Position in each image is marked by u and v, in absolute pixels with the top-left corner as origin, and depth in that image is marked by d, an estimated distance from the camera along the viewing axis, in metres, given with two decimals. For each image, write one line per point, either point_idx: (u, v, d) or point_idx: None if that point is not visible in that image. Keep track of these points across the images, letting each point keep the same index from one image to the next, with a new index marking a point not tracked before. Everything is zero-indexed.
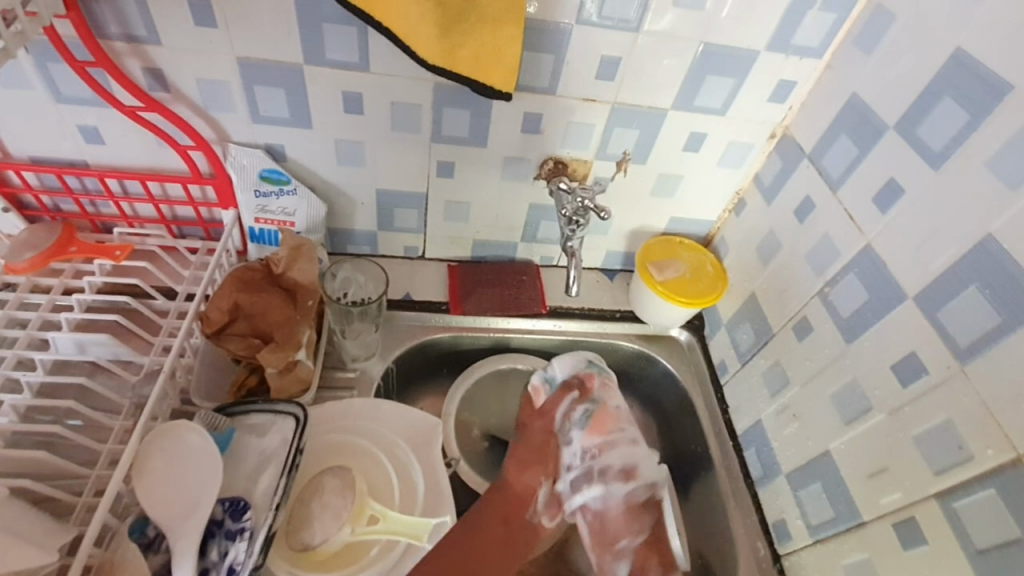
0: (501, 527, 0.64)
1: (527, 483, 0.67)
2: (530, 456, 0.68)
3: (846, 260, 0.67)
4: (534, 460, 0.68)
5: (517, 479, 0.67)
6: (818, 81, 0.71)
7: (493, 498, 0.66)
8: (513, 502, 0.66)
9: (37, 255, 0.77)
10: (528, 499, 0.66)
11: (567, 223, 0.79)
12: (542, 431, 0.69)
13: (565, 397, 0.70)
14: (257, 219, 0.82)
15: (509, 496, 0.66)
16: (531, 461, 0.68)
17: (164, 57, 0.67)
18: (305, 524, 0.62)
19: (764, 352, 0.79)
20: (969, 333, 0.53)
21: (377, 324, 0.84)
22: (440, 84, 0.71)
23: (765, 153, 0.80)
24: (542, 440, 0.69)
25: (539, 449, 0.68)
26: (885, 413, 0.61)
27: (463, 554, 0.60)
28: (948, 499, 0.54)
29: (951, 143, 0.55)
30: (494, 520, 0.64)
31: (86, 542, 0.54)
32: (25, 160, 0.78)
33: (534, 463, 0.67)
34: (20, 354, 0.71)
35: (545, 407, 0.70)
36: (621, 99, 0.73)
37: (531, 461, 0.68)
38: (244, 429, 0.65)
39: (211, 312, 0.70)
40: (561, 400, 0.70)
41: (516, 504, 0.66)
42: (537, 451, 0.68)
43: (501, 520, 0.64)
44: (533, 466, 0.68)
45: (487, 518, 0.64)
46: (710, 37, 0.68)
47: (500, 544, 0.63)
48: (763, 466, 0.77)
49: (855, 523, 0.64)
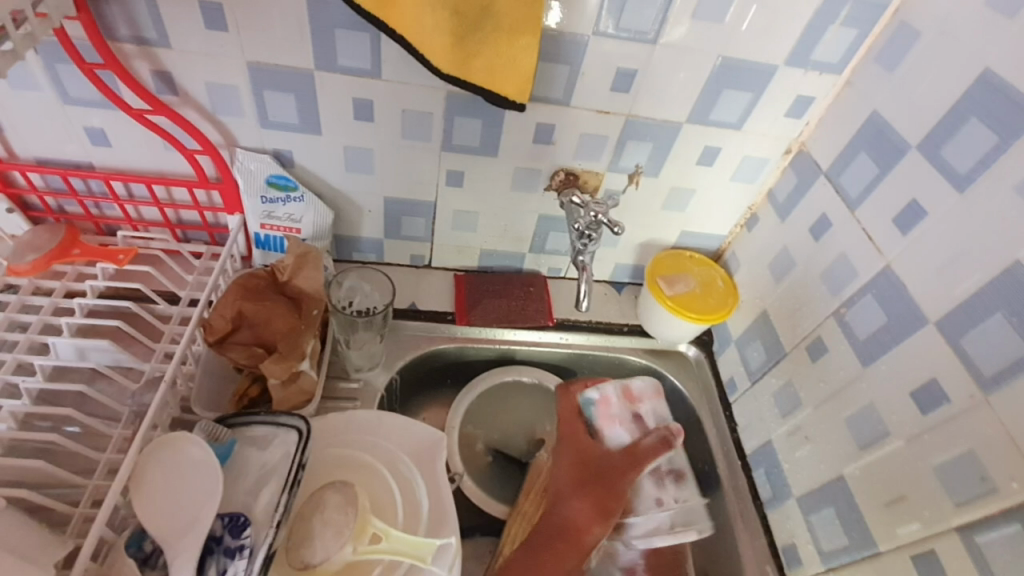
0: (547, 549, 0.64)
1: (590, 528, 0.66)
2: (598, 497, 0.67)
3: (863, 281, 0.65)
4: (603, 505, 0.67)
5: (577, 523, 0.65)
6: (836, 98, 0.70)
7: (556, 541, 0.64)
8: (575, 546, 0.65)
9: (39, 258, 0.76)
10: (585, 544, 0.65)
11: (579, 237, 0.78)
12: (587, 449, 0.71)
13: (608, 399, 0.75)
14: (263, 225, 0.81)
15: (570, 540, 0.65)
16: (593, 507, 0.66)
17: (174, 60, 0.66)
18: (306, 541, 0.60)
19: (776, 371, 0.78)
20: (995, 362, 0.51)
21: (381, 334, 0.82)
22: (452, 93, 0.70)
23: (779, 168, 0.79)
24: (616, 483, 0.68)
25: (607, 494, 0.67)
26: (904, 441, 0.59)
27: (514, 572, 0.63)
28: (969, 531, 0.53)
29: (978, 166, 0.54)
30: (551, 562, 0.63)
31: (82, 556, 0.52)
32: (29, 161, 0.77)
33: (598, 512, 0.66)
34: (20, 358, 0.70)
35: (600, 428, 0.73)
36: (635, 112, 0.72)
37: (601, 508, 0.67)
38: (245, 441, 0.64)
39: (214, 319, 0.69)
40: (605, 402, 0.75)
41: (576, 548, 0.65)
42: (603, 494, 0.67)
43: (557, 562, 0.63)
44: (605, 511, 0.67)
45: (544, 557, 0.63)
46: (728, 51, 0.66)
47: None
48: (774, 488, 0.76)
49: (870, 552, 0.62)
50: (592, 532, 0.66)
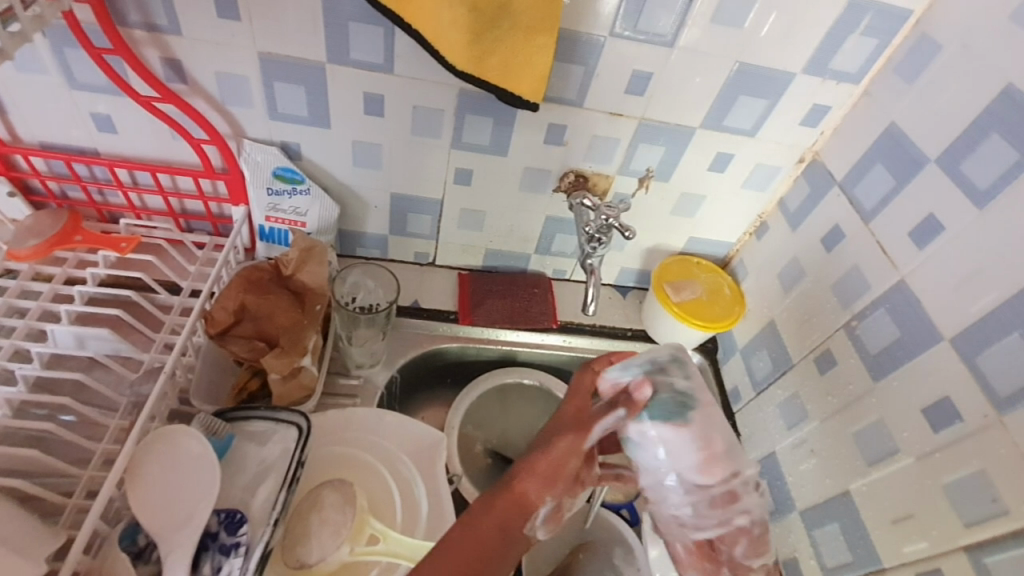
0: (496, 524, 0.51)
1: (532, 490, 0.53)
2: (551, 463, 0.53)
3: (876, 294, 0.64)
4: (552, 470, 0.53)
5: (523, 483, 0.53)
6: (853, 108, 0.69)
7: (500, 496, 0.52)
8: (517, 509, 0.52)
9: (41, 244, 0.75)
10: (526, 510, 0.52)
11: (588, 240, 0.77)
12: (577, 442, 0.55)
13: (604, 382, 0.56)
14: (267, 218, 0.80)
15: (515, 500, 0.52)
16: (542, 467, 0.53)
17: (184, 47, 0.65)
18: (302, 540, 0.59)
19: (782, 382, 0.77)
20: (1010, 381, 0.51)
21: (384, 332, 0.81)
22: (464, 91, 0.69)
23: (791, 177, 0.78)
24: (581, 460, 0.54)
25: (562, 465, 0.53)
26: (914, 458, 0.58)
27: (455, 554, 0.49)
28: (978, 552, 0.52)
29: (997, 183, 0.53)
30: (491, 522, 0.51)
31: (75, 550, 0.51)
32: (33, 145, 0.76)
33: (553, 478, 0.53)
34: (17, 345, 0.69)
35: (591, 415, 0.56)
36: (648, 115, 0.71)
37: (549, 472, 0.53)
38: (244, 436, 0.63)
39: (216, 311, 0.68)
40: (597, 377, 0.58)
41: (519, 511, 0.52)
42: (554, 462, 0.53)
43: (499, 525, 0.51)
44: (550, 478, 0.53)
45: (486, 519, 0.51)
46: (746, 57, 0.66)
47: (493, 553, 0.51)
48: (777, 500, 0.75)
49: (874, 569, 0.61)
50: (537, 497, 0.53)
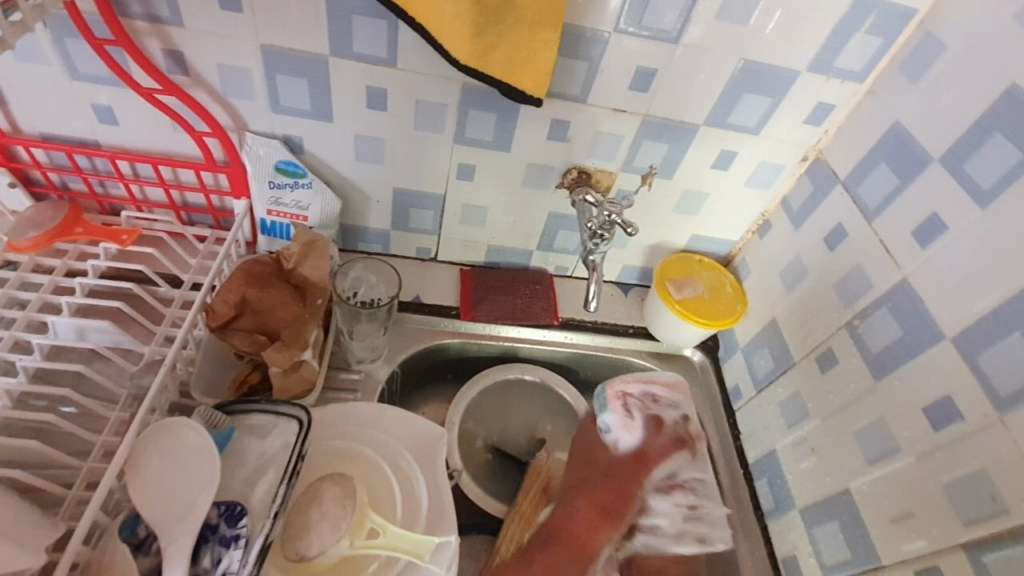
0: (555, 552, 0.66)
1: (599, 537, 0.68)
2: (607, 501, 0.70)
3: (878, 293, 0.64)
4: (613, 507, 0.70)
5: (581, 531, 0.67)
6: (857, 106, 0.69)
7: (558, 542, 0.66)
8: (580, 556, 0.66)
9: (41, 235, 0.75)
10: (589, 553, 0.67)
11: (590, 237, 0.77)
12: (619, 468, 0.72)
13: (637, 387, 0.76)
14: (269, 212, 0.80)
15: (575, 545, 0.66)
16: (600, 516, 0.69)
17: (186, 39, 0.65)
18: (301, 533, 0.59)
19: (783, 381, 0.77)
20: (1011, 381, 0.51)
21: (385, 327, 0.81)
22: (467, 85, 0.69)
23: (795, 176, 0.78)
24: (626, 485, 0.71)
25: (615, 497, 0.70)
26: (914, 457, 0.58)
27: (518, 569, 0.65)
28: (977, 551, 0.52)
29: (1001, 182, 0.53)
30: (554, 567, 0.65)
31: (74, 540, 0.51)
32: (35, 136, 0.76)
33: (602, 520, 0.69)
34: (18, 336, 0.69)
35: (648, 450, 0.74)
36: (652, 112, 0.71)
37: (607, 513, 0.69)
38: (244, 429, 0.63)
39: (217, 304, 0.68)
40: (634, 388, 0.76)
41: (579, 555, 0.66)
42: (598, 508, 0.69)
43: (565, 571, 0.65)
44: (607, 518, 0.69)
45: (547, 564, 0.65)
46: (750, 54, 0.65)
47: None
48: (776, 498, 0.75)
49: (873, 567, 0.61)
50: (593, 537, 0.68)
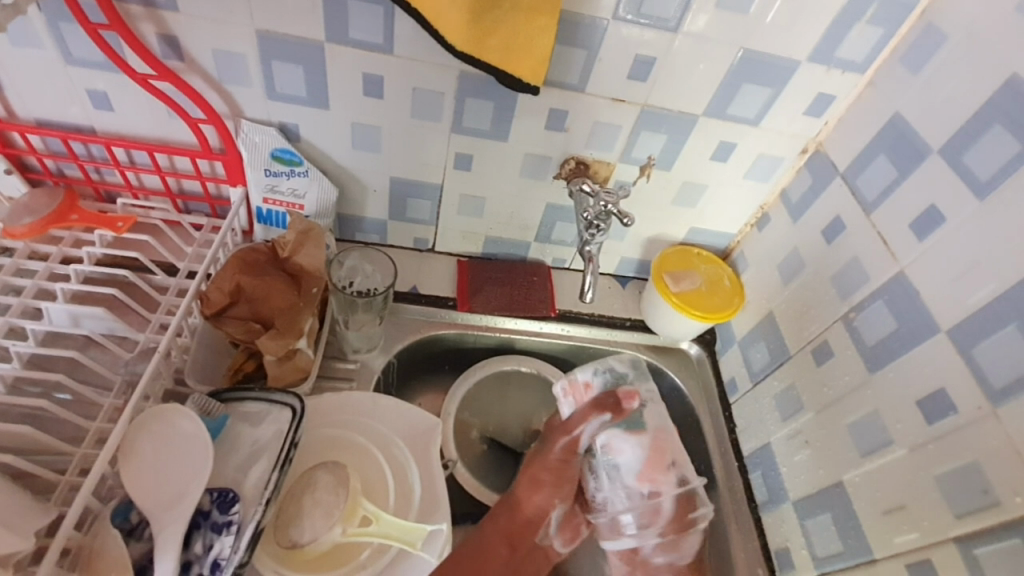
0: (506, 546, 0.66)
1: (539, 505, 0.68)
2: (533, 478, 0.69)
3: (875, 286, 0.64)
4: (540, 482, 0.68)
5: (528, 503, 0.68)
6: (858, 98, 0.69)
7: (502, 516, 0.67)
8: (524, 523, 0.67)
9: (36, 221, 0.75)
10: (536, 519, 0.68)
11: (587, 227, 0.76)
12: (562, 452, 0.69)
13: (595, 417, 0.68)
14: (266, 200, 0.80)
15: (519, 516, 0.67)
16: (546, 482, 0.68)
17: (181, 24, 0.64)
18: (294, 520, 0.59)
19: (779, 374, 0.77)
20: (1005, 374, 0.50)
21: (381, 316, 0.81)
22: (465, 73, 0.68)
23: (794, 168, 0.77)
24: (564, 463, 0.69)
25: (557, 474, 0.69)
26: (908, 450, 0.58)
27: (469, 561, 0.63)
28: (968, 543, 0.52)
29: (999, 174, 0.53)
30: (499, 541, 0.66)
31: (65, 525, 0.51)
32: (30, 122, 0.75)
33: (549, 488, 0.68)
34: (12, 322, 0.69)
35: (569, 422, 0.69)
36: (651, 102, 0.71)
37: (546, 483, 0.68)
38: (238, 417, 0.63)
39: (212, 292, 0.68)
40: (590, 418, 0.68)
41: (526, 525, 0.68)
42: (533, 482, 0.69)
43: (507, 540, 0.66)
44: (546, 487, 0.68)
45: (494, 538, 0.66)
46: (750, 44, 0.65)
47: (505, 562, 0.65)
48: (770, 491, 0.75)
49: (865, 559, 0.61)
50: (541, 508, 0.68)
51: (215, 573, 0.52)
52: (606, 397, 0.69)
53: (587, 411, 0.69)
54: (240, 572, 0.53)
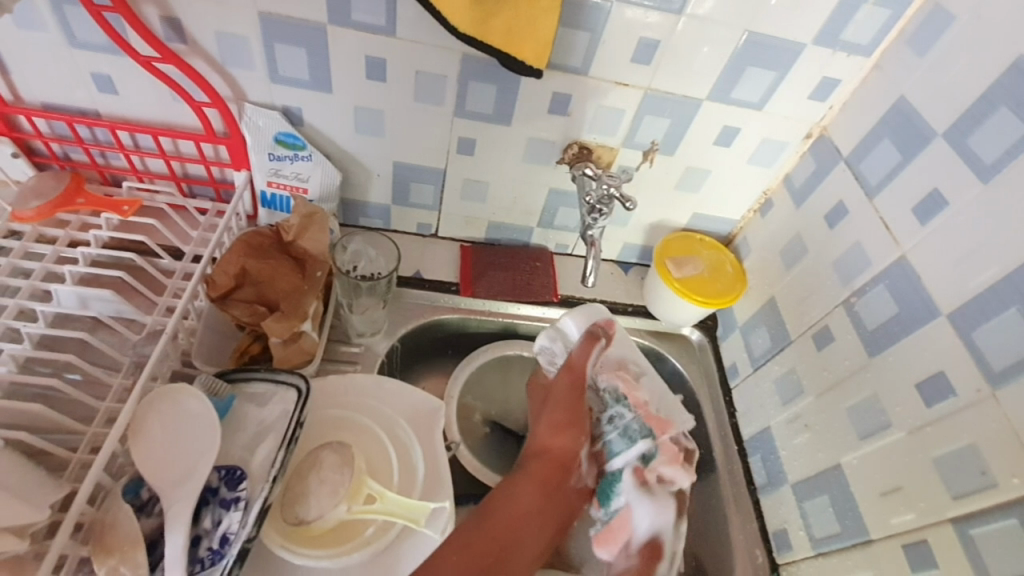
0: (541, 492, 0.61)
1: (567, 445, 0.64)
2: (554, 422, 0.65)
3: (877, 270, 0.64)
4: (561, 423, 0.65)
5: (555, 444, 0.64)
6: (863, 81, 0.68)
7: (534, 465, 0.62)
8: (557, 470, 0.63)
9: (44, 205, 0.76)
10: (569, 460, 0.64)
11: (589, 211, 0.76)
12: (570, 386, 0.68)
13: (591, 348, 0.70)
14: (269, 184, 0.80)
15: (547, 462, 0.62)
16: (565, 421, 0.65)
17: (184, 6, 0.64)
18: (301, 498, 0.60)
19: (779, 358, 0.77)
20: (1005, 356, 0.51)
21: (384, 300, 0.82)
22: (468, 56, 0.68)
23: (798, 153, 0.77)
24: (577, 400, 0.67)
25: (576, 410, 0.66)
26: (906, 433, 0.59)
27: (501, 514, 0.58)
28: (964, 524, 0.53)
29: (1005, 157, 0.52)
30: (532, 486, 0.61)
31: (78, 501, 0.53)
32: (36, 106, 0.76)
33: (570, 425, 0.65)
34: (22, 304, 0.70)
35: (572, 361, 0.69)
36: (654, 85, 0.70)
37: (567, 422, 0.65)
38: (244, 398, 0.64)
39: (217, 275, 0.69)
40: (587, 350, 0.70)
41: (560, 470, 0.63)
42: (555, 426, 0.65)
43: (542, 490, 0.61)
44: (570, 427, 0.65)
45: (527, 488, 0.60)
46: (755, 26, 0.64)
47: (539, 512, 0.60)
48: (769, 474, 0.76)
49: (862, 540, 0.62)
50: (565, 451, 0.64)
51: (224, 547, 0.54)
52: (593, 329, 0.72)
53: (584, 346, 0.70)
54: (249, 546, 0.55)
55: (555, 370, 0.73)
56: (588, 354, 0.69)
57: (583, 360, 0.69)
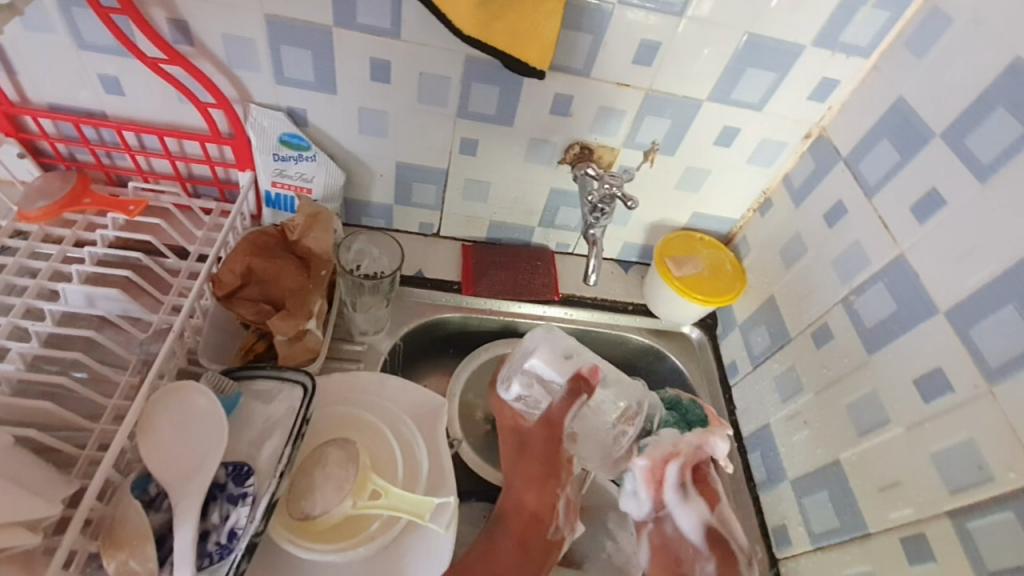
0: (515, 548, 0.65)
1: (541, 501, 0.67)
2: (532, 481, 0.67)
3: (875, 269, 0.65)
4: (540, 480, 0.67)
5: (529, 500, 0.67)
6: (861, 83, 0.69)
7: (509, 522, 0.67)
8: (532, 523, 0.66)
9: (50, 205, 0.77)
10: (545, 516, 0.66)
11: (590, 211, 0.77)
12: (545, 441, 0.67)
13: (573, 403, 0.65)
14: (274, 184, 0.81)
15: (524, 519, 0.66)
16: (538, 477, 0.67)
17: (192, 8, 0.65)
18: (307, 494, 0.61)
19: (779, 356, 0.78)
20: (1002, 353, 0.52)
21: (387, 299, 0.83)
22: (471, 58, 0.69)
23: (797, 153, 0.78)
24: (552, 454, 0.67)
25: (551, 464, 0.67)
26: (904, 429, 0.60)
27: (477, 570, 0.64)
28: (962, 518, 0.53)
29: (1001, 156, 0.53)
30: (508, 544, 0.66)
31: (89, 496, 0.54)
32: (42, 106, 0.76)
33: (545, 480, 0.67)
34: (30, 303, 0.71)
35: (551, 414, 0.66)
36: (655, 86, 0.71)
37: (541, 478, 0.67)
38: (250, 395, 0.64)
39: (223, 274, 0.69)
40: (569, 406, 0.65)
41: (535, 525, 0.66)
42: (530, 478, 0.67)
43: (516, 545, 0.65)
44: (544, 482, 0.67)
45: (503, 542, 0.66)
46: (755, 28, 0.65)
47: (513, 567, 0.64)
48: (768, 470, 0.76)
49: (860, 535, 0.63)
50: (547, 507, 0.67)
51: (232, 541, 0.55)
52: (573, 381, 0.65)
53: (562, 401, 0.65)
54: (256, 540, 0.56)
55: (524, 408, 0.72)
56: (565, 409, 0.65)
57: (562, 414, 0.66)
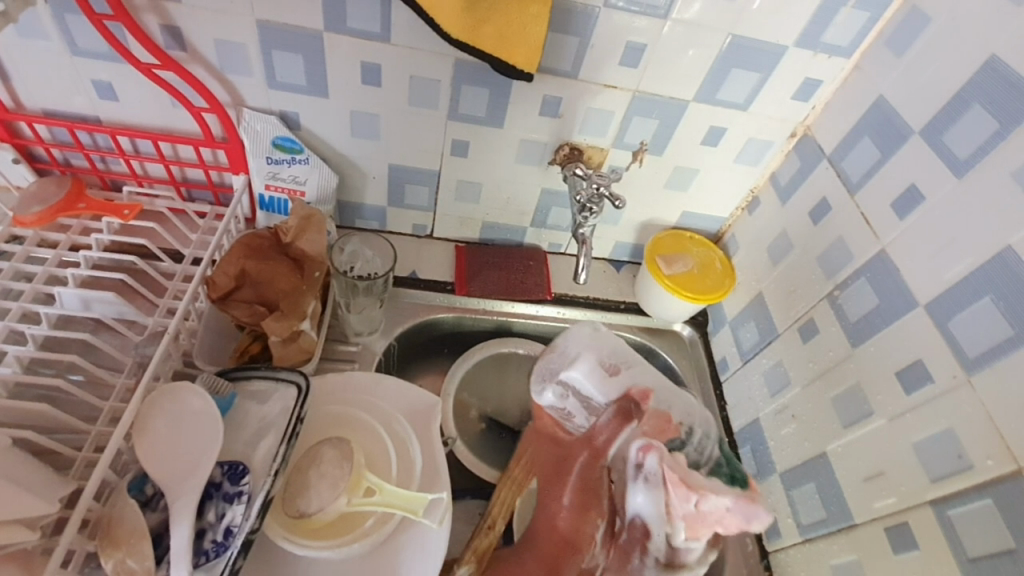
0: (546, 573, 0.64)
1: (573, 524, 0.66)
2: (576, 502, 0.66)
3: (858, 264, 0.66)
4: (582, 505, 0.66)
5: (562, 522, 0.66)
6: (843, 82, 0.71)
7: (540, 542, 0.66)
8: (562, 548, 0.65)
9: (45, 210, 0.77)
10: (579, 543, 0.65)
11: (580, 210, 0.79)
12: (587, 466, 0.67)
13: (621, 429, 0.66)
14: (267, 187, 0.82)
15: (556, 540, 0.66)
16: (577, 502, 0.66)
17: (184, 14, 0.66)
18: (302, 492, 0.62)
19: (768, 352, 0.79)
20: (980, 344, 0.53)
21: (381, 300, 0.83)
22: (460, 61, 0.70)
23: (783, 152, 0.79)
24: (588, 477, 0.67)
25: (591, 488, 0.66)
26: (887, 420, 0.61)
27: None
28: (942, 506, 0.55)
29: (977, 152, 0.55)
30: (535, 564, 0.65)
31: (85, 496, 0.54)
32: (36, 112, 0.77)
33: (579, 504, 0.66)
34: (26, 307, 0.71)
35: (595, 433, 0.68)
36: (642, 87, 0.72)
37: (582, 504, 0.66)
38: (245, 395, 0.65)
39: (218, 276, 0.70)
40: (617, 432, 0.67)
41: (565, 548, 0.65)
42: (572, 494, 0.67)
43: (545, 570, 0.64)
44: (583, 508, 0.66)
45: (532, 563, 0.65)
46: (738, 30, 0.66)
47: None
48: (758, 464, 0.77)
49: (847, 525, 0.64)
50: (585, 536, 0.65)
51: (228, 539, 0.55)
52: (626, 402, 0.68)
53: (610, 423, 0.67)
54: (251, 538, 0.56)
55: (568, 422, 0.72)
56: (615, 433, 0.66)
57: (607, 441, 0.67)
